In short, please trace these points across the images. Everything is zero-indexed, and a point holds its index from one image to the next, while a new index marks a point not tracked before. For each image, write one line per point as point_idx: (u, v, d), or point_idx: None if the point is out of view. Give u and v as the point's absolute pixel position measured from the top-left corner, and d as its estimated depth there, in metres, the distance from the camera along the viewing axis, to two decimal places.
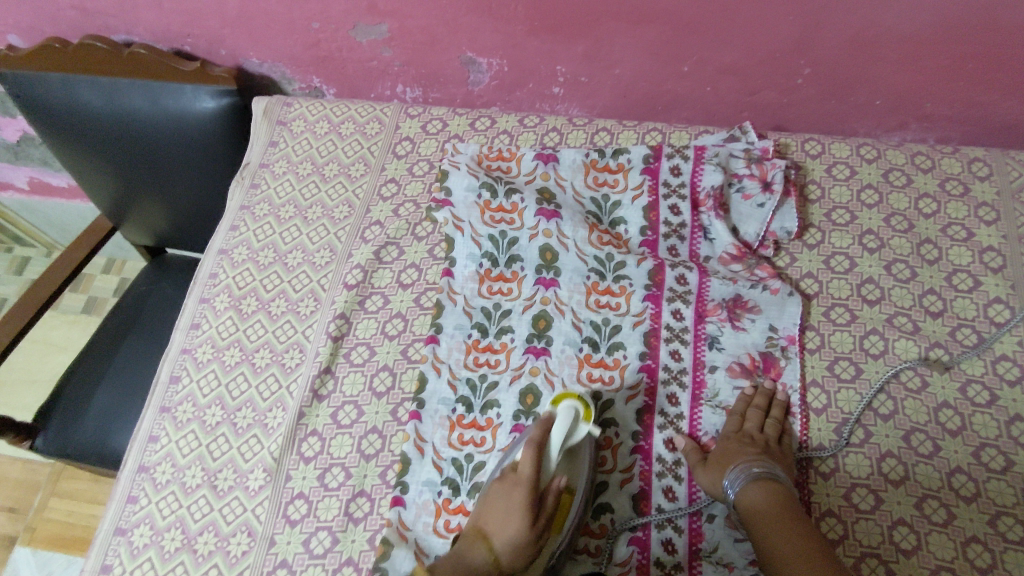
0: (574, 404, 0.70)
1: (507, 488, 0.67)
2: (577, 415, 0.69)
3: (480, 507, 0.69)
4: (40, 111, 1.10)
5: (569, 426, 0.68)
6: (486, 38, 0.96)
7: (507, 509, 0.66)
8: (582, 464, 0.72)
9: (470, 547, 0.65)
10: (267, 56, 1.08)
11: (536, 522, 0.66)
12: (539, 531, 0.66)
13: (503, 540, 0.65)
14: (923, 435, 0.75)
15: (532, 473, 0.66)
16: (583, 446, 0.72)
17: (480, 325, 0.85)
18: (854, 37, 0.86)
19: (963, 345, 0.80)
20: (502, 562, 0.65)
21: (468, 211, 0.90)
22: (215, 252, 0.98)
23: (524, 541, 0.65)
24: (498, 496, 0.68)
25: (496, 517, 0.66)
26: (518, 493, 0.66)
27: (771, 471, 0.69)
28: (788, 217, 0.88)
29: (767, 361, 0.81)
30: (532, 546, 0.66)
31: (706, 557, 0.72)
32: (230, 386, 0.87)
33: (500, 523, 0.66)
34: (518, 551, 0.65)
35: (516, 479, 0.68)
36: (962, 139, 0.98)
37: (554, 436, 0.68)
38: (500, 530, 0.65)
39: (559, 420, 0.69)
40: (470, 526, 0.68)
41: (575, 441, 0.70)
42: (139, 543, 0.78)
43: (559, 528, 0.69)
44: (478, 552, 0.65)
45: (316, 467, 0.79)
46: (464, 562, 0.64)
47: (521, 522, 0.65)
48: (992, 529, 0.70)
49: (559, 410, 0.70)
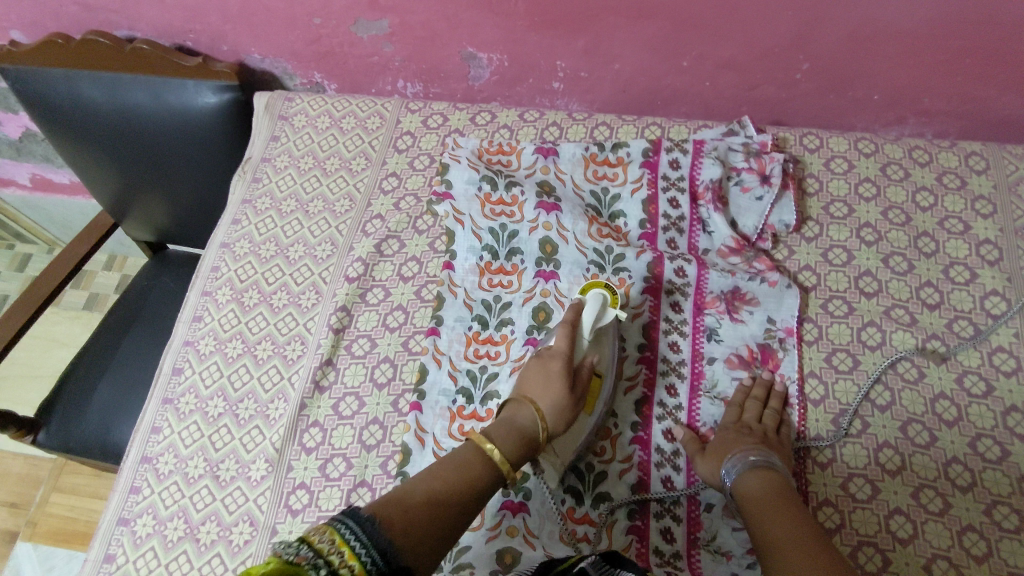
0: (601, 291, 0.77)
1: (544, 360, 0.73)
2: (604, 300, 0.77)
3: (518, 382, 0.74)
4: (44, 106, 1.11)
5: (597, 310, 0.76)
6: (486, 33, 0.97)
7: (546, 377, 0.72)
8: (608, 348, 0.78)
9: (515, 411, 0.70)
10: (269, 51, 1.08)
11: (573, 389, 0.72)
12: (577, 396, 0.72)
13: (548, 402, 0.71)
14: (920, 425, 0.76)
15: (567, 346, 0.74)
16: (608, 330, 0.78)
17: (480, 317, 0.85)
18: (852, 32, 0.86)
19: (959, 337, 0.81)
20: (548, 422, 0.70)
21: (468, 204, 0.90)
22: (217, 246, 0.99)
23: (566, 404, 0.71)
24: (536, 368, 0.73)
25: (536, 385, 0.71)
26: (556, 363, 0.72)
27: (767, 459, 0.70)
28: (787, 211, 0.89)
29: (765, 353, 0.82)
30: (572, 410, 0.72)
31: (704, 546, 0.73)
32: (233, 378, 0.87)
33: (542, 389, 0.71)
34: (560, 411, 0.71)
35: (552, 352, 0.74)
36: (960, 134, 0.98)
37: (586, 316, 0.76)
38: (542, 394, 0.71)
39: (587, 304, 0.76)
40: (512, 396, 0.73)
41: (603, 323, 0.77)
42: (143, 533, 0.79)
43: (592, 407, 0.76)
44: (525, 414, 0.70)
45: (318, 458, 0.80)
46: (513, 423, 0.69)
47: (562, 386, 0.71)
48: (988, 518, 0.70)
49: (587, 298, 0.77)
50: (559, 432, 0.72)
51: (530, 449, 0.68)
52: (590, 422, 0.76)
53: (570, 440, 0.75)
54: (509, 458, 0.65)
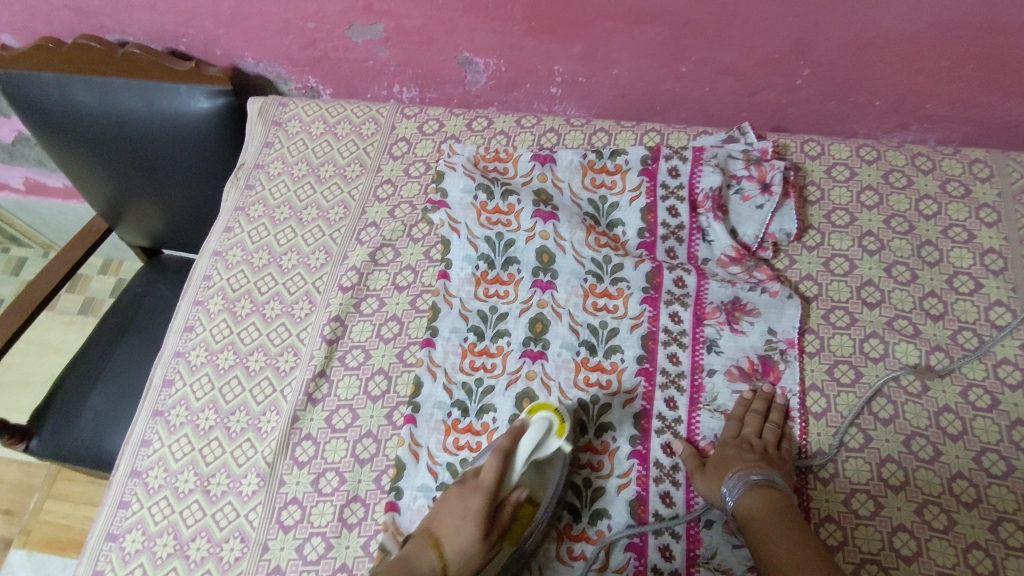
0: (548, 416, 0.69)
1: (466, 492, 0.66)
2: (549, 428, 0.68)
3: (433, 511, 0.67)
4: (36, 111, 1.09)
5: (541, 437, 0.68)
6: (482, 38, 0.95)
7: (461, 516, 0.64)
8: (550, 479, 0.71)
9: (417, 551, 0.63)
10: (263, 56, 1.07)
11: (489, 534, 0.64)
12: (492, 541, 0.64)
13: (455, 547, 0.63)
14: (923, 440, 0.75)
15: (494, 480, 0.65)
16: (555, 461, 0.72)
17: (476, 328, 0.84)
18: (854, 37, 0.85)
19: (963, 349, 0.79)
20: (450, 570, 0.62)
21: (464, 212, 0.89)
22: (209, 254, 0.97)
23: (475, 551, 0.63)
24: (454, 501, 0.66)
25: (448, 524, 0.64)
26: (475, 500, 0.64)
27: (768, 477, 0.69)
28: (787, 219, 0.87)
29: (766, 364, 0.80)
30: (482, 559, 0.63)
31: (704, 563, 0.71)
32: (224, 390, 0.86)
33: (452, 530, 0.64)
34: (467, 561, 0.62)
35: (475, 484, 0.66)
36: (963, 140, 0.97)
37: (524, 443, 0.67)
38: (450, 536, 0.63)
39: (532, 426, 0.68)
40: (420, 530, 0.65)
41: (544, 453, 0.69)
42: (131, 549, 0.77)
43: (513, 542, 0.68)
44: (426, 558, 0.62)
45: (310, 472, 0.78)
46: (411, 565, 0.61)
47: (475, 532, 0.63)
48: (993, 535, 0.69)
49: (532, 419, 0.69)
50: None
51: None
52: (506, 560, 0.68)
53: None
54: None
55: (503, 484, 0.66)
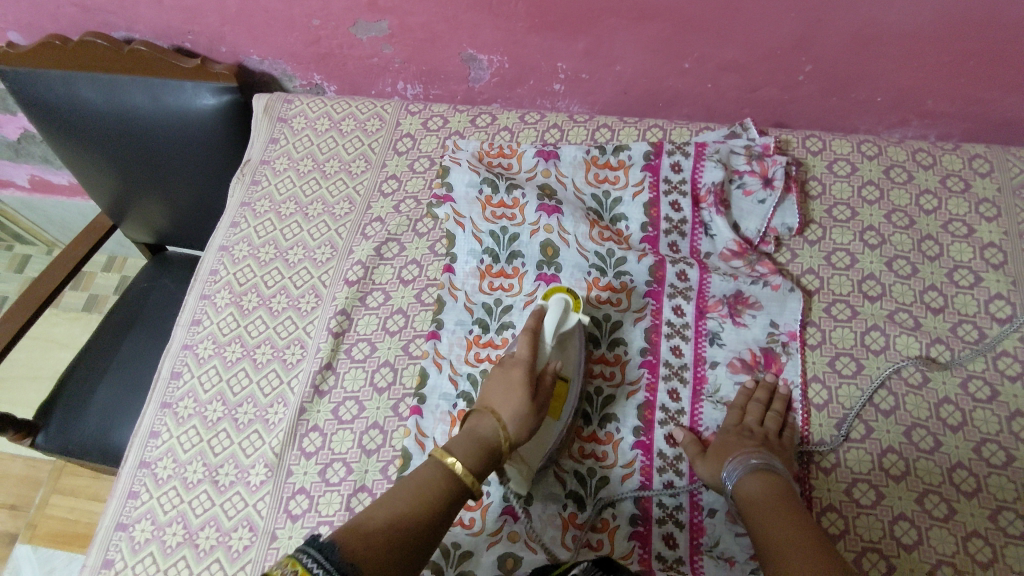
0: (562, 296, 0.76)
1: (507, 368, 0.72)
2: (567, 305, 0.76)
3: (482, 390, 0.72)
4: (41, 108, 1.10)
5: (561, 313, 0.75)
6: (487, 35, 0.96)
7: (508, 385, 0.70)
8: (574, 354, 0.78)
9: (476, 421, 0.69)
10: (268, 53, 1.08)
11: (537, 397, 0.71)
12: (540, 405, 0.71)
13: (509, 411, 0.68)
14: (924, 430, 0.76)
15: (529, 353, 0.72)
16: (573, 335, 0.78)
17: (481, 320, 0.85)
18: (855, 34, 0.86)
19: (963, 342, 0.80)
20: (510, 432, 0.68)
21: (469, 207, 0.90)
22: (216, 249, 0.98)
23: (528, 412, 0.69)
24: (497, 377, 0.72)
25: (499, 394, 0.70)
26: (517, 371, 0.70)
27: (769, 462, 0.70)
28: (789, 214, 0.88)
29: (768, 356, 0.81)
30: (535, 418, 0.70)
31: (707, 552, 0.72)
32: (232, 382, 0.87)
33: (503, 398, 0.70)
34: (523, 422, 0.69)
35: (514, 360, 0.72)
36: (963, 136, 0.98)
37: (549, 321, 0.74)
38: (503, 403, 0.69)
39: (552, 307, 0.75)
40: (475, 407, 0.71)
41: (567, 328, 0.76)
42: (141, 538, 0.78)
43: (557, 414, 0.75)
44: (487, 425, 0.68)
45: (318, 462, 0.79)
46: (476, 433, 0.68)
47: (524, 395, 0.69)
48: (993, 524, 0.70)
49: (549, 303, 0.76)
50: (524, 440, 0.70)
51: (493, 460, 0.67)
52: (555, 429, 0.75)
53: (535, 450, 0.74)
54: (470, 471, 0.64)
55: (538, 358, 0.73)
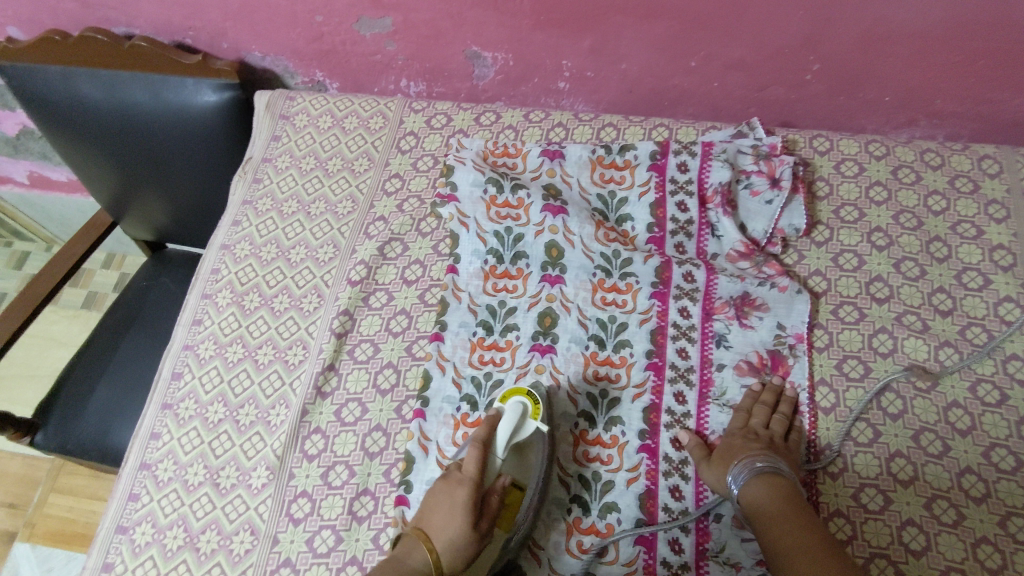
0: (522, 400, 0.74)
1: (450, 486, 0.68)
2: (524, 411, 0.73)
3: (422, 508, 0.69)
4: (41, 103, 1.09)
5: (516, 420, 0.72)
6: (491, 32, 0.95)
7: (448, 510, 0.67)
8: (533, 463, 0.74)
9: (409, 549, 0.65)
10: (270, 49, 1.07)
11: (478, 522, 0.67)
12: (480, 531, 0.67)
13: (444, 541, 0.66)
14: (932, 434, 0.75)
15: (477, 470, 0.68)
16: (532, 444, 0.74)
17: (485, 322, 0.84)
18: (864, 33, 0.85)
19: (972, 344, 0.79)
20: (442, 562, 0.65)
21: (473, 206, 0.89)
22: (217, 248, 0.97)
23: (464, 542, 0.66)
24: (440, 495, 0.68)
25: (437, 518, 0.67)
26: (460, 493, 0.67)
27: (774, 464, 0.69)
28: (797, 215, 0.87)
29: (775, 359, 0.80)
30: (474, 547, 0.67)
31: (713, 557, 0.71)
32: (233, 383, 0.86)
33: (440, 525, 0.66)
34: (458, 552, 0.65)
35: (459, 476, 0.69)
36: (971, 136, 0.97)
37: (501, 432, 0.71)
38: (440, 531, 0.66)
39: (508, 412, 0.72)
40: (410, 529, 0.68)
41: (523, 436, 0.72)
42: (142, 541, 0.78)
43: (507, 527, 0.70)
44: (418, 555, 0.65)
45: (320, 465, 0.78)
46: (405, 566, 0.64)
47: (463, 523, 0.66)
48: (1002, 530, 0.69)
49: (507, 407, 0.73)
50: (458, 570, 0.66)
51: None
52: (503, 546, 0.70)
53: (478, 571, 0.69)
54: None
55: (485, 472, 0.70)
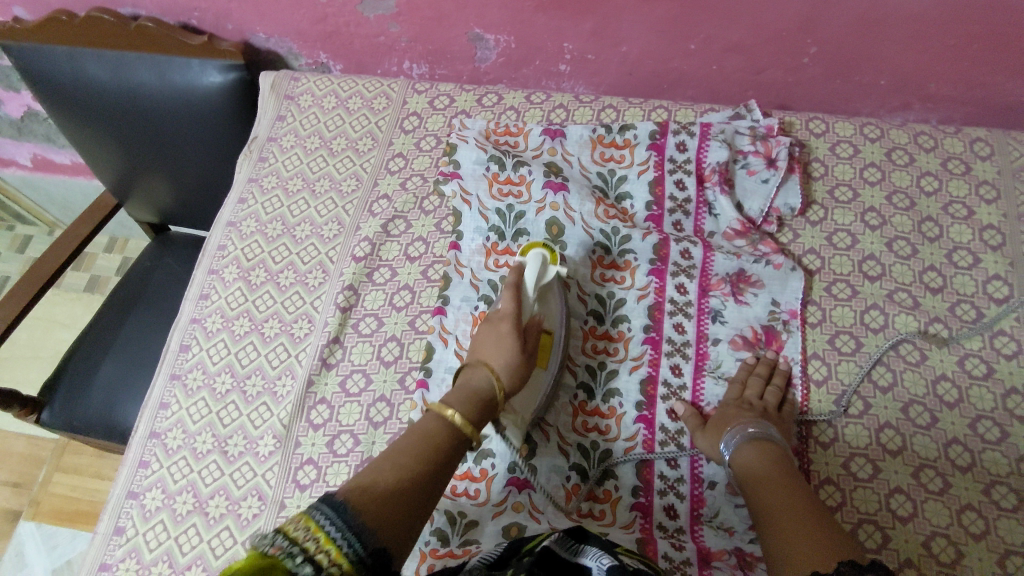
0: (540, 251, 0.80)
1: (494, 322, 0.74)
2: (545, 259, 0.79)
3: (471, 349, 0.74)
4: (47, 83, 1.10)
5: (539, 267, 0.78)
6: (494, 14, 0.97)
7: (497, 339, 0.72)
8: (555, 306, 0.80)
9: (469, 376, 0.70)
10: (274, 30, 1.08)
11: (524, 346, 0.73)
12: (528, 355, 0.73)
13: (501, 363, 0.71)
14: (921, 406, 0.77)
15: (515, 305, 0.74)
16: (552, 287, 0.81)
17: (487, 297, 0.85)
18: (861, 15, 0.86)
19: (961, 320, 0.81)
20: (503, 381, 0.70)
21: (476, 183, 0.90)
22: (223, 224, 0.99)
23: (518, 361, 0.71)
24: (486, 333, 0.74)
25: (489, 347, 0.72)
26: (506, 324, 0.73)
27: (766, 431, 0.71)
28: (792, 194, 0.89)
29: (769, 334, 0.82)
30: (526, 366, 0.72)
31: (707, 522, 0.74)
32: (240, 355, 0.88)
33: (492, 352, 0.71)
34: (515, 369, 0.71)
35: (501, 315, 0.74)
36: (964, 120, 0.99)
37: (529, 275, 0.77)
38: (494, 356, 0.71)
39: (530, 262, 0.78)
40: (464, 365, 0.72)
41: (546, 280, 0.79)
42: (152, 506, 0.80)
43: (544, 363, 0.78)
44: (480, 377, 0.69)
45: (325, 434, 0.80)
46: (470, 386, 0.68)
47: (513, 346, 0.71)
48: (987, 497, 0.72)
49: (528, 258, 0.79)
50: (516, 389, 0.71)
51: (490, 412, 0.68)
52: (544, 378, 0.77)
53: (527, 399, 0.76)
54: (470, 421, 0.64)
55: (523, 308, 0.75)
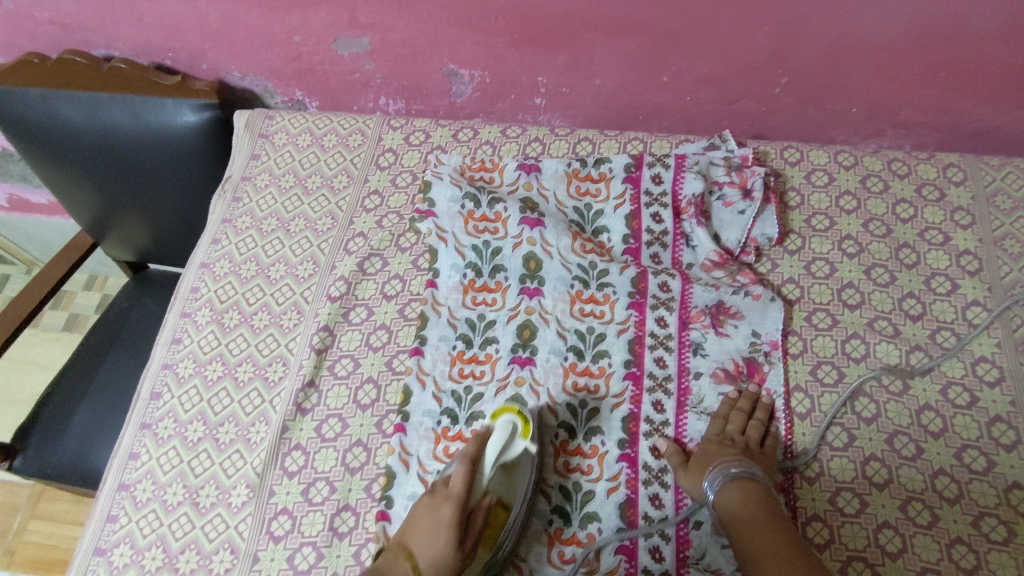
0: (511, 419, 0.72)
1: (436, 502, 0.68)
2: (513, 431, 0.71)
3: (407, 523, 0.68)
4: (18, 125, 1.08)
5: (505, 439, 0.70)
6: (467, 50, 0.97)
7: (434, 525, 0.66)
8: (520, 482, 0.72)
9: (389, 566, 0.64)
10: (249, 69, 1.08)
11: (462, 542, 0.66)
12: (464, 550, 0.66)
13: (427, 558, 0.64)
14: (905, 437, 0.76)
15: (464, 489, 0.67)
16: (521, 463, 0.72)
17: (464, 335, 0.84)
18: (830, 46, 0.87)
19: (941, 347, 0.81)
20: None
21: (451, 221, 0.89)
22: (196, 266, 0.97)
23: (446, 560, 0.64)
24: (426, 512, 0.68)
25: (422, 534, 0.66)
26: (446, 509, 0.66)
27: (749, 470, 0.70)
28: (769, 224, 0.89)
29: (751, 366, 0.81)
30: (454, 567, 0.65)
31: (694, 564, 0.72)
32: (213, 401, 0.86)
33: (423, 542, 0.65)
34: (442, 570, 0.64)
35: (446, 493, 0.68)
36: (938, 145, 0.99)
37: (490, 448, 0.70)
38: (423, 549, 0.65)
39: (497, 431, 0.71)
40: (392, 544, 0.67)
41: (511, 456, 0.71)
42: (120, 563, 0.77)
43: (490, 547, 0.69)
44: (399, 572, 0.63)
45: (300, 482, 0.78)
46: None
47: (448, 540, 0.65)
48: (976, 530, 0.70)
49: (497, 424, 0.71)
50: None
51: None
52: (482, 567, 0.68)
53: None
54: None
55: (473, 489, 0.68)
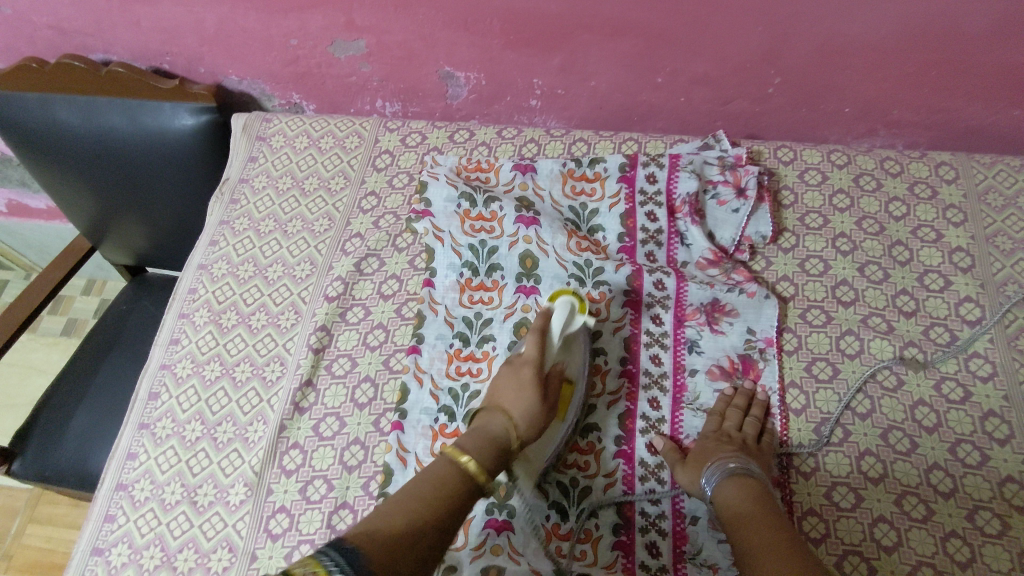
0: (569, 298, 0.78)
1: (515, 368, 0.74)
2: (574, 308, 0.77)
3: (491, 390, 0.75)
4: (16, 128, 1.09)
5: (568, 314, 0.76)
6: (463, 53, 0.98)
7: (518, 386, 0.73)
8: (579, 353, 0.79)
9: (487, 420, 0.71)
10: (247, 73, 1.08)
11: (545, 398, 0.73)
12: (547, 407, 0.73)
13: (519, 410, 0.71)
14: (901, 432, 0.77)
15: (538, 354, 0.74)
16: (578, 337, 0.79)
17: (461, 334, 0.85)
18: (821, 47, 0.88)
19: (935, 344, 0.81)
20: (518, 429, 0.70)
21: (448, 221, 0.90)
22: (194, 268, 0.98)
23: (536, 412, 0.71)
24: (506, 377, 0.74)
25: (508, 393, 0.73)
26: (528, 370, 0.73)
27: (746, 466, 0.71)
28: (763, 222, 0.90)
29: (745, 363, 0.82)
30: (543, 419, 0.72)
31: (691, 559, 0.72)
32: (211, 401, 0.86)
33: (513, 398, 0.72)
34: (533, 418, 0.71)
35: (522, 360, 0.75)
36: (930, 144, 1.00)
37: (555, 323, 0.76)
38: (514, 404, 0.71)
39: (559, 309, 0.76)
40: (484, 405, 0.73)
41: (571, 329, 0.78)
42: (118, 562, 0.77)
43: (563, 415, 0.77)
44: (497, 421, 0.70)
45: (298, 480, 0.78)
46: (487, 431, 0.69)
47: (533, 394, 0.72)
48: (970, 523, 0.71)
49: (555, 304, 0.77)
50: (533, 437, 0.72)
51: (505, 457, 0.69)
52: (561, 430, 0.77)
53: (541, 448, 0.76)
54: (484, 468, 0.65)
55: (545, 356, 0.75)
